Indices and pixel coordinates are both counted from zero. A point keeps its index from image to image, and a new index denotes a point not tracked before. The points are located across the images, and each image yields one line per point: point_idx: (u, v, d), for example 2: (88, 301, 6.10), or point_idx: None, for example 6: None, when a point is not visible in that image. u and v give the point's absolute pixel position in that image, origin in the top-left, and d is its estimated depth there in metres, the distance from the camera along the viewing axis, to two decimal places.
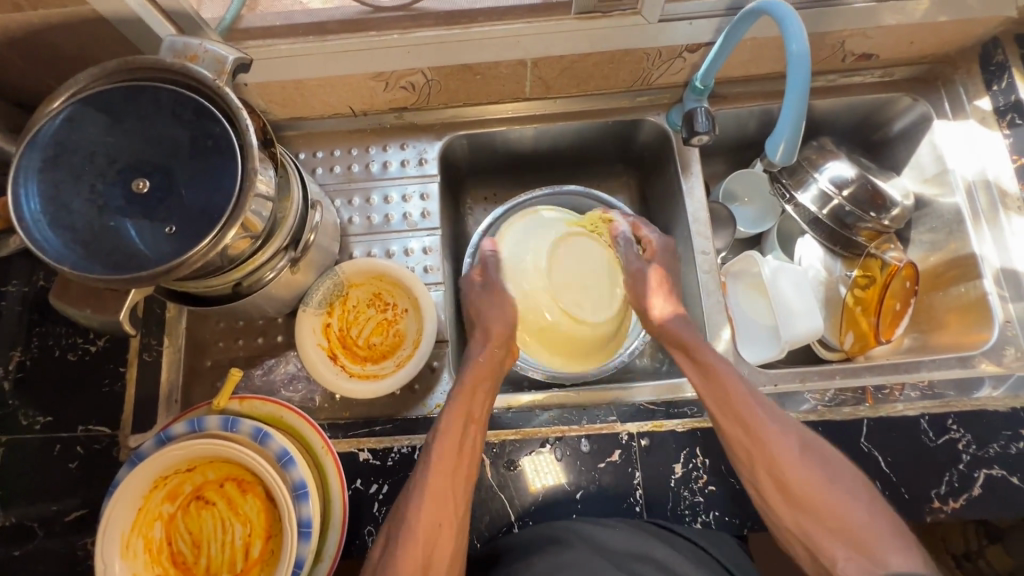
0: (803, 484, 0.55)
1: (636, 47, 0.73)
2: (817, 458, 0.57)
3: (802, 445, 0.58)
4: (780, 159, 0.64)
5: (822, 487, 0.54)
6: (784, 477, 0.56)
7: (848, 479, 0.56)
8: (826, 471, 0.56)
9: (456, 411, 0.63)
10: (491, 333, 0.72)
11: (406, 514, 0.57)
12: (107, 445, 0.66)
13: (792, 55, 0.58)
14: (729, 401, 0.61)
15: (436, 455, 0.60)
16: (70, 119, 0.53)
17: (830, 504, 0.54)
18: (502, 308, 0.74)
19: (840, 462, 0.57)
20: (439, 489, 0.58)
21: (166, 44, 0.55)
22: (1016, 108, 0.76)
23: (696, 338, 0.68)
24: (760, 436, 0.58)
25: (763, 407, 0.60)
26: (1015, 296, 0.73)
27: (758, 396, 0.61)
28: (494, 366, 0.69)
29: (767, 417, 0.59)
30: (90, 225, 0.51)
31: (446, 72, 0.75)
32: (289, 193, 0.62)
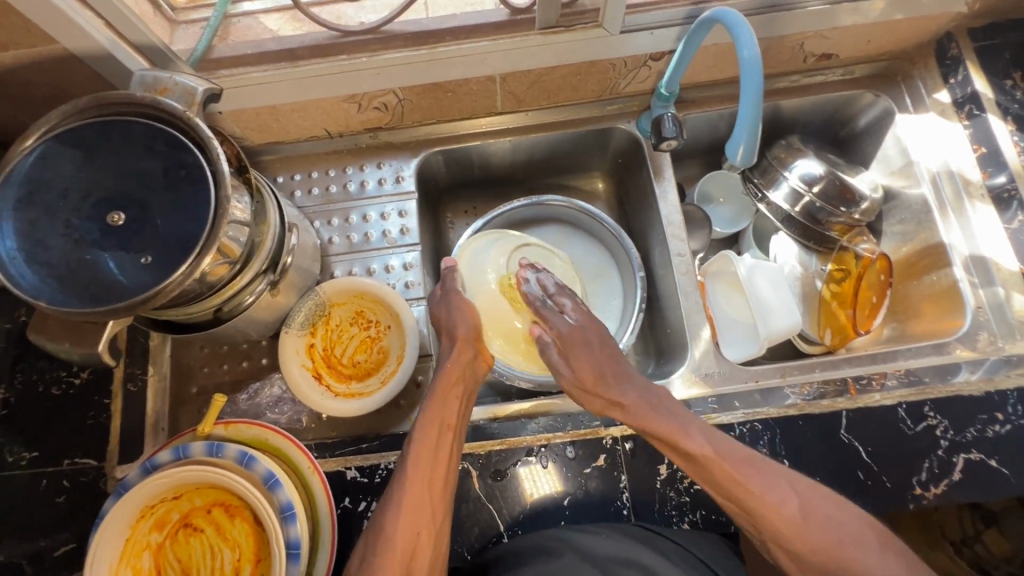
0: (814, 549, 0.52)
1: (601, 58, 0.75)
2: (822, 514, 0.54)
3: (803, 507, 0.54)
4: (740, 161, 0.66)
5: (836, 548, 0.52)
6: (791, 544, 0.53)
7: (854, 525, 0.53)
8: (835, 530, 0.53)
9: (431, 422, 0.63)
10: (458, 336, 0.69)
11: (384, 524, 0.58)
12: (94, 478, 0.66)
13: (744, 61, 0.59)
14: (719, 482, 0.56)
15: (411, 467, 0.60)
16: (44, 156, 0.54)
17: (847, 563, 0.51)
18: (462, 309, 0.69)
19: (835, 505, 0.55)
20: (416, 500, 0.58)
21: (136, 79, 0.57)
22: (973, 99, 0.79)
23: (653, 405, 0.61)
24: (759, 515, 0.55)
25: (753, 477, 0.55)
26: (984, 282, 0.74)
27: (748, 469, 0.56)
28: (465, 369, 0.68)
29: (762, 487, 0.55)
30: (66, 259, 0.51)
31: (418, 91, 0.76)
32: (267, 218, 0.63)
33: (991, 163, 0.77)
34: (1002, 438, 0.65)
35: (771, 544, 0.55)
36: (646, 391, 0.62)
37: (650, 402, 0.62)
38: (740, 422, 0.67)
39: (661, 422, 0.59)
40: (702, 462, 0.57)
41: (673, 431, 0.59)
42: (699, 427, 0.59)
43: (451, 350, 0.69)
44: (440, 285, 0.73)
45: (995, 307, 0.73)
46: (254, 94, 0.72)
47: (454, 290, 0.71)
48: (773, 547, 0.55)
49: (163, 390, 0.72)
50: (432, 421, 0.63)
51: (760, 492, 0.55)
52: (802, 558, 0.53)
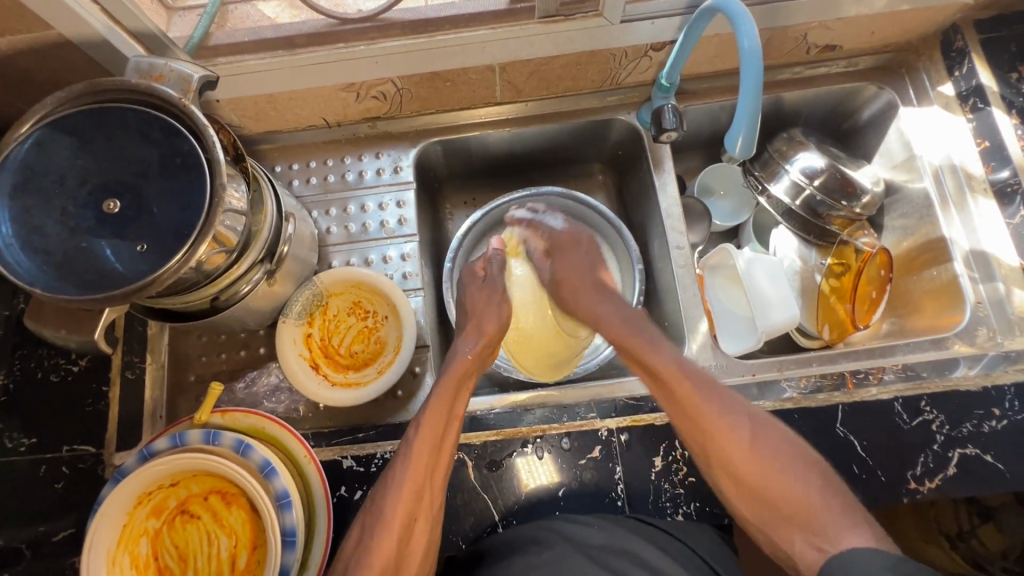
0: (751, 473, 0.59)
1: (601, 48, 0.74)
2: (770, 448, 0.59)
3: (753, 438, 0.60)
4: (739, 153, 0.65)
5: (774, 476, 0.58)
6: (735, 468, 0.59)
7: (799, 460, 0.58)
8: (777, 460, 0.58)
9: (438, 412, 0.63)
10: (485, 332, 0.73)
11: (383, 507, 0.59)
12: (92, 464, 0.67)
13: (744, 51, 0.59)
14: (678, 405, 0.63)
15: (414, 454, 0.60)
16: (39, 143, 0.54)
17: (784, 488, 0.57)
18: (499, 308, 0.76)
19: (784, 441, 0.60)
20: (416, 486, 0.59)
21: (131, 65, 0.56)
22: (978, 92, 0.78)
23: (626, 326, 0.72)
24: (711, 435, 0.60)
25: (710, 404, 0.62)
26: (984, 277, 0.74)
27: (702, 393, 0.62)
28: (476, 360, 0.70)
29: (717, 411, 0.61)
30: (62, 247, 0.51)
31: (416, 80, 0.76)
32: (263, 207, 0.63)
33: (994, 157, 0.76)
34: (997, 434, 0.65)
35: (718, 475, 0.61)
36: (626, 318, 0.73)
37: (636, 330, 0.71)
38: None
39: (635, 340, 0.69)
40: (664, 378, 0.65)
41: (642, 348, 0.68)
42: (669, 352, 0.67)
43: (472, 342, 0.72)
44: (485, 270, 0.80)
45: (995, 303, 0.73)
46: (252, 82, 0.72)
47: (495, 283, 0.79)
48: (722, 480, 0.61)
49: (161, 379, 0.73)
50: (440, 409, 0.63)
51: (715, 417, 0.61)
52: (746, 484, 0.59)
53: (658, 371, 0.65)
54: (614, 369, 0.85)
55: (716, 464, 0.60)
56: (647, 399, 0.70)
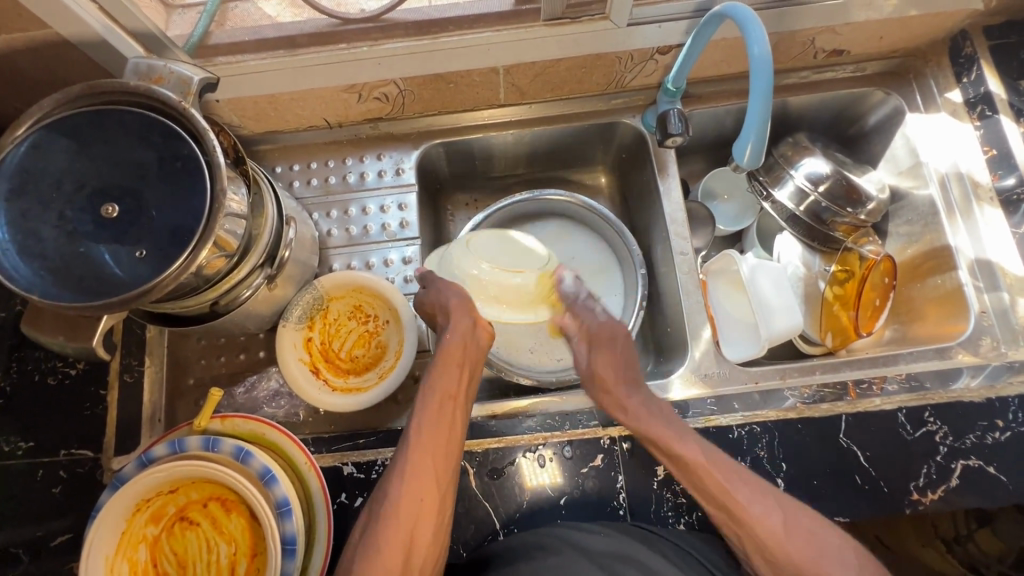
0: (792, 556, 0.55)
1: (607, 51, 0.73)
2: (804, 533, 0.56)
3: (786, 522, 0.56)
4: (747, 162, 0.64)
5: (816, 559, 0.54)
6: (771, 548, 0.56)
7: (838, 545, 0.55)
8: (815, 545, 0.55)
9: (432, 393, 0.64)
10: (456, 307, 0.69)
11: (388, 491, 0.59)
12: (90, 469, 0.66)
13: (754, 58, 0.58)
14: (707, 487, 0.59)
15: (415, 436, 0.61)
16: (36, 145, 0.53)
17: (820, 572, 0.54)
18: (456, 287, 0.71)
19: (826, 528, 0.56)
20: (417, 466, 0.60)
21: (130, 66, 0.55)
22: (986, 100, 0.77)
23: (653, 411, 0.64)
24: (741, 520, 0.57)
25: (742, 492, 0.58)
26: (989, 287, 0.74)
27: (732, 479, 0.59)
28: (466, 340, 0.69)
29: (741, 492, 0.58)
30: (60, 252, 0.50)
31: (419, 82, 0.75)
32: (264, 210, 0.62)
33: (1001, 166, 0.76)
34: (1000, 445, 0.65)
35: (755, 554, 0.58)
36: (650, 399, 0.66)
37: (654, 411, 0.64)
38: (738, 425, 0.67)
39: (659, 427, 0.62)
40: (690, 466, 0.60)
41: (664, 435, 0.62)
42: (695, 438, 0.62)
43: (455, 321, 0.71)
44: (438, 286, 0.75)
45: (999, 312, 0.73)
46: (252, 83, 0.71)
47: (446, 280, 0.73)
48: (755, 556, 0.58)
49: (159, 382, 0.71)
50: (433, 391, 0.64)
51: (745, 501, 0.58)
52: (781, 565, 0.56)
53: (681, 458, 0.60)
54: None
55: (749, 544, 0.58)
56: None
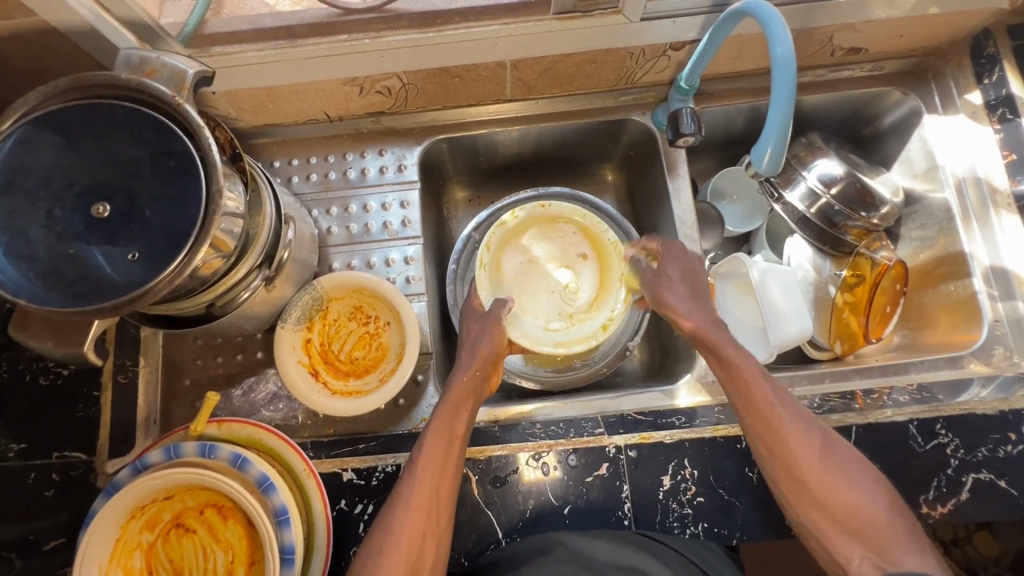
0: (823, 481, 0.53)
1: (618, 46, 0.70)
2: (836, 457, 0.55)
3: (822, 448, 0.55)
4: (765, 167, 0.63)
5: (841, 490, 0.53)
6: (801, 476, 0.54)
7: (865, 473, 0.54)
8: (843, 469, 0.54)
9: (440, 429, 0.59)
10: (480, 352, 0.67)
11: (391, 524, 0.54)
12: (84, 471, 0.65)
13: (776, 60, 0.56)
14: (750, 405, 0.58)
15: (420, 475, 0.56)
16: (22, 141, 0.50)
17: (849, 500, 0.52)
18: (492, 334, 0.69)
19: (857, 462, 0.55)
20: (424, 505, 0.55)
21: (121, 58, 0.52)
22: (1007, 103, 0.75)
23: (711, 323, 0.65)
24: (778, 438, 0.56)
25: (777, 401, 0.57)
26: (1003, 295, 0.72)
27: (769, 386, 0.58)
28: (476, 384, 0.65)
29: (781, 406, 0.57)
30: (49, 253, 0.48)
31: (423, 75, 0.72)
32: (261, 209, 0.60)
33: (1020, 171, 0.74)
34: (1012, 459, 0.64)
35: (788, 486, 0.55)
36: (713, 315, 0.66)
37: (720, 328, 0.64)
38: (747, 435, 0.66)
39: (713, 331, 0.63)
40: (737, 380, 0.59)
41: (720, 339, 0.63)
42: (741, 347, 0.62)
43: (466, 366, 0.66)
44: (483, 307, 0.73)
45: (1014, 322, 0.71)
46: (249, 75, 0.68)
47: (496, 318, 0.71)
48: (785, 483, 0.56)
49: (154, 382, 0.70)
50: (442, 431, 0.59)
51: (785, 419, 0.56)
52: (812, 495, 0.54)
53: (738, 358, 0.60)
54: (620, 378, 0.84)
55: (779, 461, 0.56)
56: (652, 414, 0.68)
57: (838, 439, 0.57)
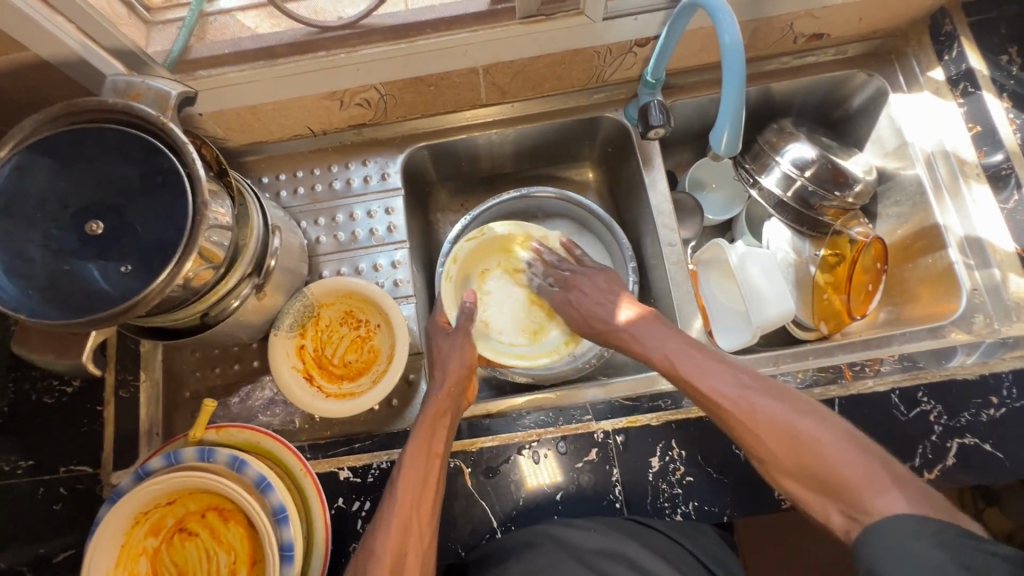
0: (772, 444, 0.55)
1: (584, 46, 0.73)
2: (784, 420, 0.55)
3: (757, 405, 0.57)
4: (725, 150, 0.66)
5: (791, 449, 0.54)
6: (754, 446, 0.56)
7: (812, 425, 0.54)
8: (791, 423, 0.55)
9: (419, 448, 0.61)
10: (451, 369, 0.69)
11: (373, 545, 0.56)
12: (89, 484, 0.67)
13: (726, 47, 0.58)
14: (695, 395, 0.62)
15: (401, 492, 0.58)
16: (18, 167, 0.53)
17: (801, 457, 0.53)
18: (463, 348, 0.71)
19: (811, 415, 0.55)
20: (403, 521, 0.57)
21: (108, 84, 0.56)
22: (968, 77, 0.78)
23: (646, 336, 0.69)
24: (727, 420, 0.59)
25: (716, 384, 0.60)
26: (980, 263, 0.73)
27: (703, 374, 0.61)
28: (452, 402, 0.66)
29: (718, 392, 0.60)
30: (47, 270, 0.51)
31: (400, 85, 0.75)
32: (249, 220, 0.63)
33: (986, 142, 0.76)
34: (996, 422, 0.65)
35: (754, 457, 0.57)
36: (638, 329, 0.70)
37: (648, 334, 0.69)
38: None
39: (647, 348, 0.67)
40: (672, 376, 0.64)
41: (655, 356, 0.67)
42: (678, 347, 0.65)
43: (440, 384, 0.68)
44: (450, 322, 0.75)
45: (991, 289, 0.72)
46: (233, 95, 0.71)
47: (463, 330, 0.74)
48: (756, 459, 0.57)
49: (156, 396, 0.73)
50: (419, 449, 0.61)
51: (714, 394, 0.59)
52: (769, 459, 0.55)
53: (676, 362, 0.64)
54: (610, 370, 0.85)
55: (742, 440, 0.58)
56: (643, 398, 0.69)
57: (793, 398, 0.58)
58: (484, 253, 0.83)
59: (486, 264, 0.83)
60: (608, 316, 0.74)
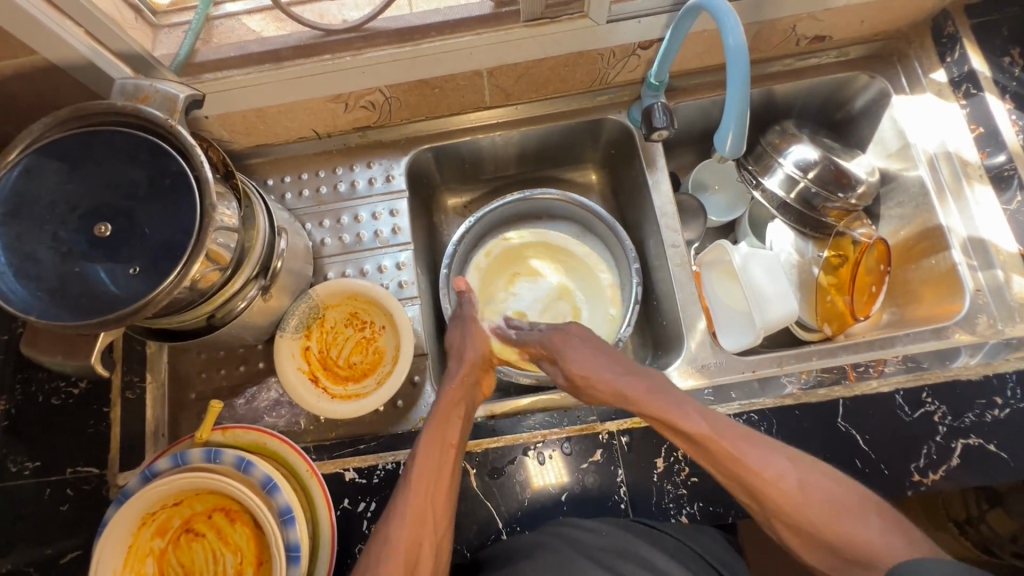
0: (817, 521, 0.53)
1: (588, 49, 0.74)
2: (819, 489, 0.54)
3: (800, 477, 0.54)
4: (729, 151, 0.67)
5: (828, 520, 0.52)
6: (789, 516, 0.54)
7: (850, 496, 0.53)
8: (827, 496, 0.53)
9: (434, 438, 0.61)
10: (468, 360, 0.70)
11: (387, 533, 0.57)
12: (96, 485, 0.67)
13: (730, 49, 0.59)
14: (724, 464, 0.57)
15: (416, 482, 0.59)
16: (28, 169, 0.54)
17: (843, 533, 0.52)
18: (475, 337, 0.72)
19: (834, 482, 0.54)
20: (418, 511, 0.57)
21: (116, 87, 0.56)
22: (970, 78, 0.78)
23: (657, 389, 0.62)
24: (757, 489, 0.55)
25: (749, 452, 0.56)
26: (983, 264, 0.74)
27: (741, 443, 0.56)
28: (467, 392, 0.67)
29: (754, 460, 0.55)
30: (56, 272, 0.51)
31: (405, 88, 0.76)
32: (256, 222, 0.63)
33: (989, 143, 0.76)
34: (1000, 423, 0.65)
35: (777, 520, 0.55)
36: (652, 383, 0.63)
37: (665, 395, 0.61)
38: (736, 414, 0.67)
39: (662, 405, 0.60)
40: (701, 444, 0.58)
41: (666, 413, 0.59)
42: (696, 406, 0.59)
43: (455, 373, 0.69)
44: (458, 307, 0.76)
45: (995, 290, 0.72)
46: (239, 97, 0.71)
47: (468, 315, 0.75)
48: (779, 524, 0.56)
49: (161, 397, 0.74)
50: (435, 438, 0.61)
51: (758, 468, 0.55)
52: (804, 532, 0.54)
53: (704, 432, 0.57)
54: None
55: (769, 510, 0.55)
56: None
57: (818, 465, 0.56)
58: (512, 257, 0.91)
59: (515, 268, 0.91)
60: (611, 369, 0.66)
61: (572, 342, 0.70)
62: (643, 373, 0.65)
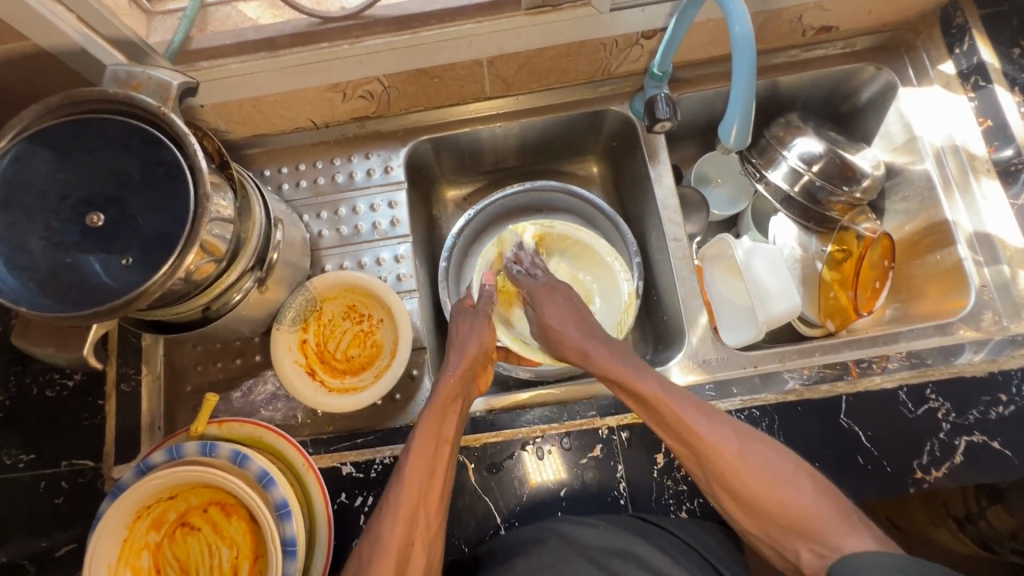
0: (750, 485, 0.54)
1: (590, 38, 0.72)
2: (759, 457, 0.55)
3: (742, 448, 0.55)
4: (734, 143, 0.65)
5: (762, 487, 0.54)
6: (729, 481, 0.55)
7: (788, 465, 0.55)
8: (766, 465, 0.55)
9: (429, 435, 0.60)
10: (468, 352, 0.68)
11: (378, 536, 0.54)
12: (91, 478, 0.66)
13: (736, 37, 0.58)
14: (670, 427, 0.58)
15: (408, 480, 0.57)
16: (18, 157, 0.53)
17: (776, 498, 0.53)
18: (480, 331, 0.70)
19: (775, 453, 0.56)
20: (410, 513, 0.55)
21: (108, 74, 0.55)
22: (979, 70, 0.76)
23: (624, 363, 0.64)
24: (699, 453, 0.56)
25: (697, 417, 0.57)
26: (988, 260, 0.73)
27: (691, 410, 0.58)
28: (462, 385, 0.66)
29: (698, 425, 0.57)
30: (47, 262, 0.50)
31: (403, 78, 0.74)
32: (251, 213, 0.62)
33: (997, 137, 0.75)
34: (1004, 420, 0.64)
35: (718, 486, 0.57)
36: (632, 363, 0.64)
37: (615, 356, 0.66)
38: (737, 409, 0.67)
39: (618, 366, 0.63)
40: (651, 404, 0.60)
41: (626, 377, 0.62)
42: (654, 373, 0.62)
43: (455, 365, 0.66)
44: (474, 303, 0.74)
45: (1000, 286, 0.72)
46: (235, 86, 0.70)
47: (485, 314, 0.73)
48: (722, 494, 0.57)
49: (157, 390, 0.73)
50: (429, 435, 0.60)
51: (704, 434, 0.56)
52: (741, 498, 0.55)
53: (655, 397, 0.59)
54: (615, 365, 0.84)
55: (711, 477, 0.57)
56: None
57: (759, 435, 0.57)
58: None
59: None
60: (579, 331, 0.70)
61: (553, 294, 0.75)
62: (607, 340, 0.69)
